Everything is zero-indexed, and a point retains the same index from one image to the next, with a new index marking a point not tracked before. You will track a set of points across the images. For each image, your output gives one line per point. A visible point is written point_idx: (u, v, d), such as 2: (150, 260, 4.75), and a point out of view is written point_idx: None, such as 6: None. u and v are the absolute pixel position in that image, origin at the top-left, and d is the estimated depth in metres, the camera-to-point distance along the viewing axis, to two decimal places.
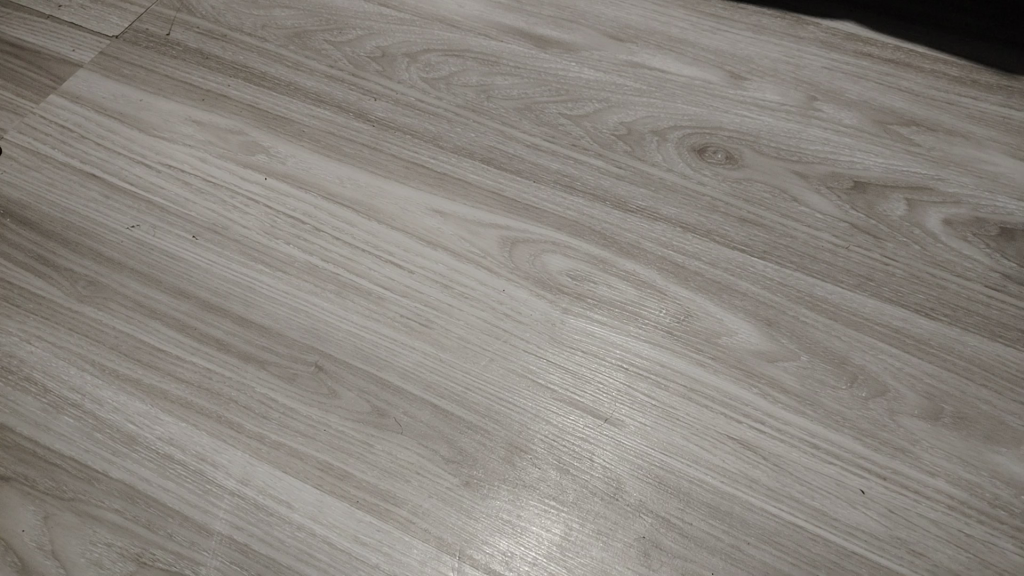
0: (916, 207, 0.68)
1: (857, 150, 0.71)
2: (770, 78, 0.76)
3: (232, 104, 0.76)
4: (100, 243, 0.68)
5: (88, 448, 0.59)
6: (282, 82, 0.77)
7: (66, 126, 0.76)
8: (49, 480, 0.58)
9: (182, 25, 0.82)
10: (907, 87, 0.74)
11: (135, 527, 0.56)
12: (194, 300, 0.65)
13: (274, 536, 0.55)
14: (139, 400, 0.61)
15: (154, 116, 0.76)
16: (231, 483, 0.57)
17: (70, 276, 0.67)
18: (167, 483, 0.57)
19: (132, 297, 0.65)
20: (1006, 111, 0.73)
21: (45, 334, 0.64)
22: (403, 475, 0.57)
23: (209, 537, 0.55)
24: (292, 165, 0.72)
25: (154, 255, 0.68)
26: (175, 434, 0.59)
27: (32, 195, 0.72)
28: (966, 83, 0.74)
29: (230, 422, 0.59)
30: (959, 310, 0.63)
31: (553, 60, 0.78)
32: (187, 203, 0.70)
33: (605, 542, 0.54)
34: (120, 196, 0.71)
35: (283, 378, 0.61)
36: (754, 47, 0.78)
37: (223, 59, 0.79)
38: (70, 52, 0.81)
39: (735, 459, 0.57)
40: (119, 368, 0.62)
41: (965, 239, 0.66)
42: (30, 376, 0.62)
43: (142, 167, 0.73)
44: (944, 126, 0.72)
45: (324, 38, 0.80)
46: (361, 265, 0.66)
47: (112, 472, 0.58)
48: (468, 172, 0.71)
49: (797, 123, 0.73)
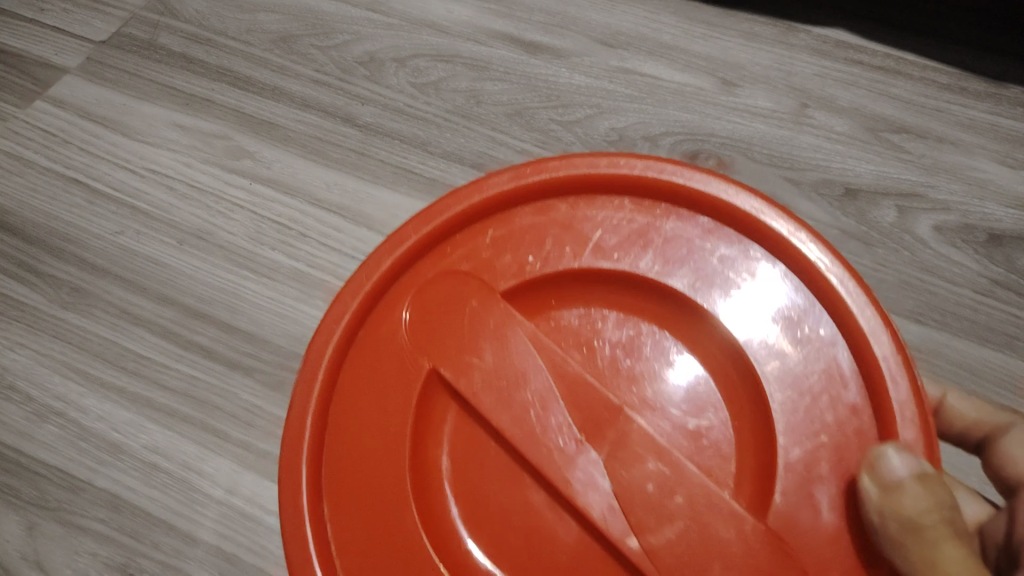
0: (905, 213, 0.68)
1: (847, 157, 0.71)
2: (760, 85, 0.76)
3: (219, 109, 0.75)
4: (84, 249, 0.68)
5: (71, 457, 0.58)
6: (270, 87, 0.76)
7: (50, 131, 0.75)
8: (31, 489, 0.58)
9: (168, 29, 0.81)
10: (896, 93, 0.75)
11: (121, 536, 0.56)
12: (179, 307, 0.64)
13: (262, 545, 0.55)
14: (123, 408, 0.60)
15: (140, 120, 0.75)
16: (217, 492, 0.56)
17: (53, 283, 0.66)
18: (152, 492, 0.57)
19: (117, 304, 0.65)
20: (995, 118, 0.73)
21: (29, 342, 0.63)
22: None
23: (196, 546, 0.55)
24: (279, 171, 0.71)
25: (139, 261, 0.67)
26: (160, 442, 0.58)
27: (17, 201, 0.71)
28: (955, 90, 0.75)
29: (216, 429, 0.59)
30: (947, 316, 0.63)
31: (543, 66, 0.78)
32: (173, 209, 0.70)
33: None
34: (106, 202, 0.70)
35: (269, 386, 0.60)
36: (744, 53, 0.78)
37: (210, 64, 0.78)
38: (54, 56, 0.80)
39: None
40: (103, 375, 0.61)
41: (954, 244, 0.66)
42: (14, 385, 0.62)
43: (128, 173, 0.72)
44: (934, 132, 0.72)
45: (312, 43, 0.79)
46: (349, 272, 0.66)
47: (96, 481, 0.57)
48: (460, 179, 0.71)
49: (789, 130, 0.73)
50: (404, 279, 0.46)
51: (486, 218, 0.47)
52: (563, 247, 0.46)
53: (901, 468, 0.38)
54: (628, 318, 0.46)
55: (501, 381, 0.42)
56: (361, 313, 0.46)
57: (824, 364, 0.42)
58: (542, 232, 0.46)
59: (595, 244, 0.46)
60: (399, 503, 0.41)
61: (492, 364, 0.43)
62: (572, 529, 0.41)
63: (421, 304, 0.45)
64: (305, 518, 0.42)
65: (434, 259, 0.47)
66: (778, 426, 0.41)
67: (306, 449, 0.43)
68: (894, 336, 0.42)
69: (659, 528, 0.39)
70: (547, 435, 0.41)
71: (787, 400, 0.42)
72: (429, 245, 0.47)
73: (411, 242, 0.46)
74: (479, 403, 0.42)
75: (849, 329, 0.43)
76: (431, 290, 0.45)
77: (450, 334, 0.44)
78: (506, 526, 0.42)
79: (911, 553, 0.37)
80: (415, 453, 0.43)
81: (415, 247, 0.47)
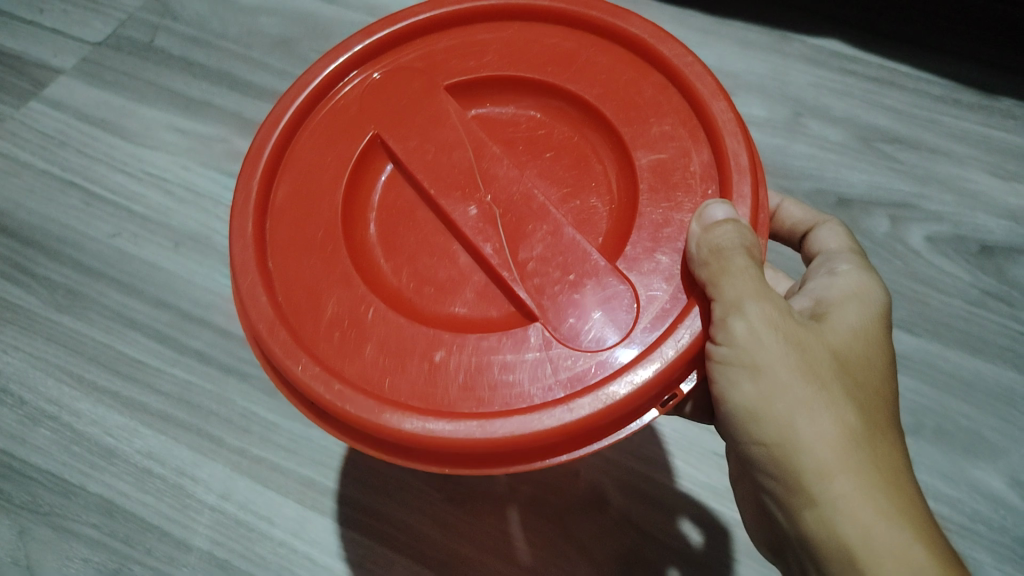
0: (899, 223, 0.69)
1: (841, 166, 0.72)
2: (756, 94, 0.77)
3: (216, 112, 0.75)
4: (78, 251, 0.67)
5: (65, 461, 0.58)
6: (267, 91, 0.76)
7: (46, 132, 0.74)
8: (24, 493, 0.57)
9: (165, 31, 0.81)
10: (891, 104, 0.76)
11: (112, 541, 0.55)
12: (173, 311, 0.64)
13: (255, 551, 0.54)
14: (117, 412, 0.60)
15: (136, 123, 0.75)
16: (211, 497, 0.56)
17: (47, 286, 0.65)
18: (146, 497, 0.57)
19: (112, 307, 0.64)
20: (987, 129, 0.74)
21: (23, 345, 0.63)
22: (385, 491, 0.55)
23: (189, 552, 0.55)
24: None
25: (134, 264, 0.67)
26: (154, 447, 0.58)
27: (12, 203, 0.71)
28: (948, 101, 0.76)
29: (210, 435, 0.58)
30: (940, 326, 0.63)
31: None
32: (169, 212, 0.70)
33: (588, 557, 0.53)
34: (101, 204, 0.70)
35: (265, 392, 0.60)
36: (740, 62, 0.79)
37: (208, 66, 0.78)
38: (50, 57, 0.80)
39: (720, 475, 0.55)
40: (97, 380, 0.61)
41: (947, 255, 0.67)
42: (7, 388, 0.61)
43: (124, 175, 0.72)
44: (927, 143, 0.73)
45: (309, 46, 0.80)
46: None
47: (90, 485, 0.57)
48: None
49: (784, 139, 0.74)
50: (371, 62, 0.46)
51: (440, 30, 0.46)
52: (497, 55, 0.44)
53: (723, 214, 0.37)
54: (541, 119, 0.44)
55: (435, 151, 0.42)
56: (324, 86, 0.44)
57: (688, 164, 0.40)
58: (486, 45, 0.45)
59: (527, 53, 0.44)
60: (330, 231, 0.40)
61: (429, 136, 0.42)
62: (467, 268, 0.40)
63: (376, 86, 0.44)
64: (247, 242, 0.40)
65: (392, 55, 0.45)
66: (643, 196, 0.39)
67: (257, 184, 0.42)
68: (745, 136, 0.40)
69: (554, 276, 0.38)
70: (462, 193, 0.40)
71: (659, 178, 0.40)
72: (393, 43, 0.45)
73: (377, 35, 0.45)
74: (413, 160, 0.42)
75: (714, 132, 0.40)
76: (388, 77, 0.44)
77: (402, 110, 0.43)
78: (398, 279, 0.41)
79: (712, 270, 0.36)
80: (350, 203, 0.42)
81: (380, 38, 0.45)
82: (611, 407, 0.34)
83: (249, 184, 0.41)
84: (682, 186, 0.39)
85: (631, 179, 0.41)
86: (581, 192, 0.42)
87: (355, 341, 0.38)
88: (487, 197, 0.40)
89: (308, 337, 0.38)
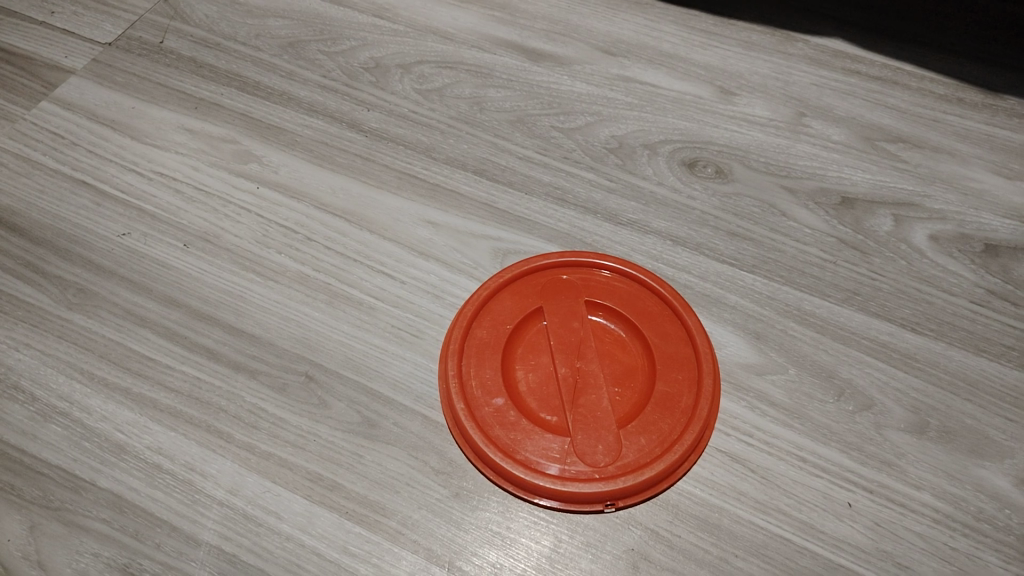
0: (903, 222, 0.69)
1: (845, 166, 0.72)
2: (759, 94, 0.78)
3: (226, 113, 0.76)
4: (90, 250, 0.68)
5: (75, 457, 0.58)
6: (276, 92, 0.78)
7: (58, 133, 0.75)
8: (34, 488, 0.57)
9: (176, 33, 0.83)
10: (894, 104, 0.76)
11: (123, 537, 0.55)
12: (184, 309, 0.65)
13: (263, 546, 0.54)
14: (128, 409, 0.60)
15: (148, 124, 0.76)
16: (219, 493, 0.56)
17: (59, 285, 0.66)
18: (155, 492, 0.56)
19: (123, 305, 0.65)
20: (991, 129, 0.75)
21: (34, 342, 0.63)
22: (393, 486, 0.56)
23: (197, 547, 0.54)
24: (284, 174, 0.72)
25: (145, 263, 0.68)
26: (164, 443, 0.58)
27: (23, 202, 0.71)
28: (952, 101, 0.77)
29: (219, 431, 0.59)
30: (944, 325, 0.63)
31: (546, 74, 0.79)
32: (179, 211, 0.70)
33: (594, 554, 0.53)
34: (112, 204, 0.71)
35: (274, 388, 0.60)
36: (744, 63, 0.80)
37: (217, 68, 0.80)
38: (63, 58, 0.81)
39: (724, 472, 0.56)
40: (108, 376, 0.61)
41: (950, 255, 0.67)
42: (19, 384, 0.62)
43: (135, 175, 0.73)
44: (931, 143, 0.74)
45: (318, 48, 0.81)
46: (351, 274, 0.66)
47: (100, 481, 0.57)
48: (462, 183, 0.71)
49: (787, 139, 0.74)
50: (548, 274, 0.63)
51: (594, 268, 0.64)
52: (616, 301, 0.62)
53: None
54: (631, 324, 0.60)
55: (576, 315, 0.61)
56: (513, 281, 0.63)
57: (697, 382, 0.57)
58: (609, 294, 0.62)
59: (637, 297, 0.62)
60: (500, 342, 0.59)
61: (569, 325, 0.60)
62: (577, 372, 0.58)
63: (551, 289, 0.62)
64: (452, 353, 0.59)
65: (563, 270, 0.64)
66: (669, 389, 0.57)
67: (463, 319, 0.61)
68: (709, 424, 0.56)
69: (609, 472, 0.54)
70: (576, 365, 0.58)
71: (679, 347, 0.59)
72: (573, 269, 0.64)
73: (553, 262, 0.64)
74: (557, 320, 0.60)
75: (701, 362, 0.58)
76: (562, 277, 0.63)
77: (565, 285, 0.62)
78: (537, 376, 0.58)
79: None
80: (518, 326, 0.60)
81: (560, 266, 0.64)
82: (617, 488, 0.53)
83: (450, 343, 0.60)
84: (685, 424, 0.55)
85: (670, 354, 0.59)
86: (644, 340, 0.60)
87: (502, 416, 0.56)
88: (586, 363, 0.58)
89: (472, 406, 0.57)
